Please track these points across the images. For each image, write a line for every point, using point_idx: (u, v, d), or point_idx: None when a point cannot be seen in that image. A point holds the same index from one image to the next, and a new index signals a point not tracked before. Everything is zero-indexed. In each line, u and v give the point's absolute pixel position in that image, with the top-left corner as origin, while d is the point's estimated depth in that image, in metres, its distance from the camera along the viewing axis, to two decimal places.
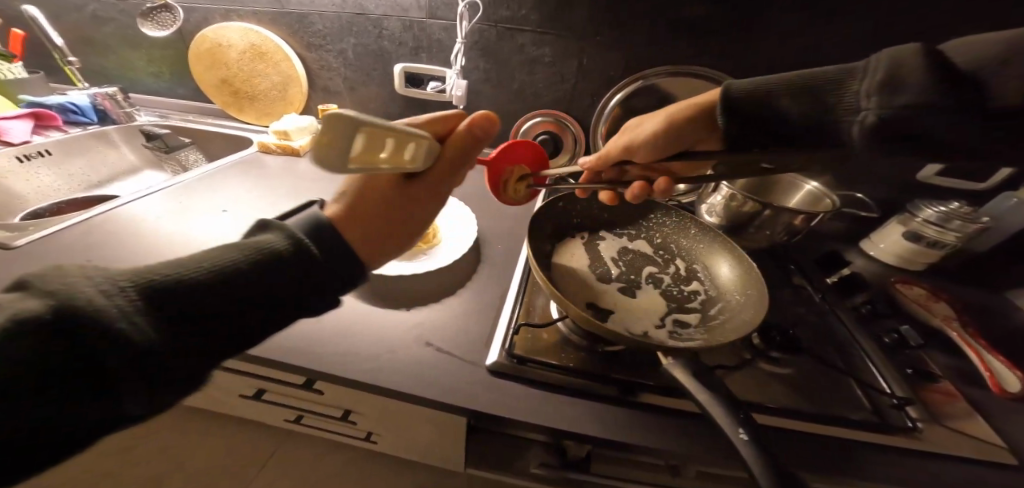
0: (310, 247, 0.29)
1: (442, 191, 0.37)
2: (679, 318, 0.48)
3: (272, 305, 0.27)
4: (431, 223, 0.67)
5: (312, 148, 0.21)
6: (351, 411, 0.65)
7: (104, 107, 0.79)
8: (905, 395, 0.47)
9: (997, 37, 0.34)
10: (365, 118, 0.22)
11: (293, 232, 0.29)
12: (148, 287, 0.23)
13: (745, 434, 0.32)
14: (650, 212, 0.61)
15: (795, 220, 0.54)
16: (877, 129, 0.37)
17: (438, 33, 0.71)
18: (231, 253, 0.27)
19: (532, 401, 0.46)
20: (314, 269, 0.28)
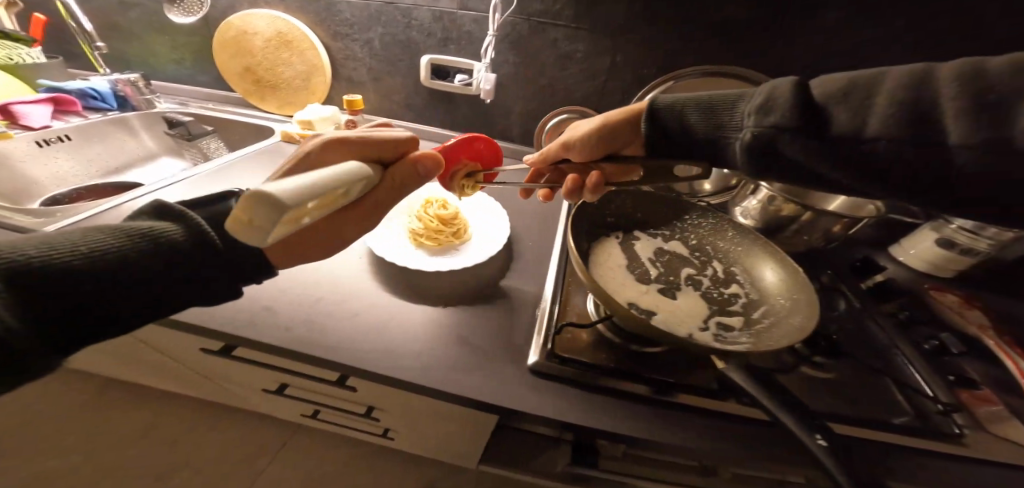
0: (207, 240, 0.36)
1: (374, 213, 0.45)
2: (721, 321, 0.48)
3: (148, 286, 0.33)
4: (462, 219, 0.66)
5: (233, 226, 0.20)
6: (375, 407, 0.64)
7: (125, 93, 0.79)
8: (950, 401, 0.47)
9: (844, 75, 0.38)
10: (292, 193, 0.21)
11: (188, 225, 0.35)
12: (18, 267, 0.27)
13: (821, 440, 0.35)
14: (685, 213, 0.61)
15: (835, 225, 0.53)
16: (751, 146, 0.41)
17: (468, 24, 0.69)
18: (122, 235, 0.33)
19: (576, 403, 0.46)
20: (198, 260, 0.35)
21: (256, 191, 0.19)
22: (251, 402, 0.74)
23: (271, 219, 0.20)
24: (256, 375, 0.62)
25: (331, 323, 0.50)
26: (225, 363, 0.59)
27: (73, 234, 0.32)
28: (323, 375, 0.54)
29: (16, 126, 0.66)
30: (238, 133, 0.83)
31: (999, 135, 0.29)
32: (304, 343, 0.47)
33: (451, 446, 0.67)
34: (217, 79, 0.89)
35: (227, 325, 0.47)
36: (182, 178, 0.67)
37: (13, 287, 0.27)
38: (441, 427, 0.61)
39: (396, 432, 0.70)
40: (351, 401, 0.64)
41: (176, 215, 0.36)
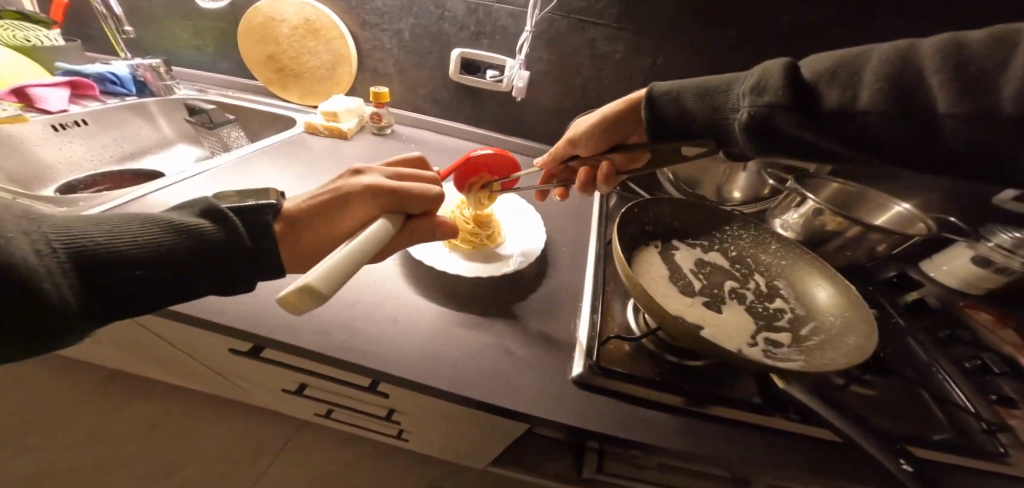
0: (242, 240, 0.33)
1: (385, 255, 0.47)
2: (769, 337, 0.47)
3: (186, 280, 0.32)
4: (496, 222, 0.65)
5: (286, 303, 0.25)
6: (395, 410, 0.59)
7: (145, 79, 0.79)
8: (992, 419, 0.49)
9: (828, 56, 0.39)
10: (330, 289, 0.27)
11: (229, 222, 0.33)
12: (79, 252, 0.28)
13: (907, 465, 0.37)
14: (725, 224, 0.59)
15: (879, 245, 0.53)
16: (749, 125, 0.40)
17: (504, 19, 0.67)
18: (169, 232, 0.31)
19: (623, 417, 0.44)
20: (234, 260, 0.33)
21: (303, 283, 0.26)
22: (262, 399, 0.70)
23: (311, 305, 0.26)
24: (272, 374, 0.58)
25: (368, 325, 0.49)
26: (246, 364, 0.56)
27: (133, 222, 0.31)
28: (353, 380, 0.53)
29: (32, 109, 0.67)
30: (257, 121, 0.82)
31: (986, 105, 0.30)
32: (340, 348, 0.45)
33: (473, 454, 0.64)
34: (240, 66, 0.88)
35: (261, 326, 0.46)
36: (205, 169, 0.69)
37: (73, 272, 0.27)
38: (469, 435, 0.58)
39: (412, 434, 0.65)
40: (372, 404, 0.59)
41: (220, 216, 0.33)
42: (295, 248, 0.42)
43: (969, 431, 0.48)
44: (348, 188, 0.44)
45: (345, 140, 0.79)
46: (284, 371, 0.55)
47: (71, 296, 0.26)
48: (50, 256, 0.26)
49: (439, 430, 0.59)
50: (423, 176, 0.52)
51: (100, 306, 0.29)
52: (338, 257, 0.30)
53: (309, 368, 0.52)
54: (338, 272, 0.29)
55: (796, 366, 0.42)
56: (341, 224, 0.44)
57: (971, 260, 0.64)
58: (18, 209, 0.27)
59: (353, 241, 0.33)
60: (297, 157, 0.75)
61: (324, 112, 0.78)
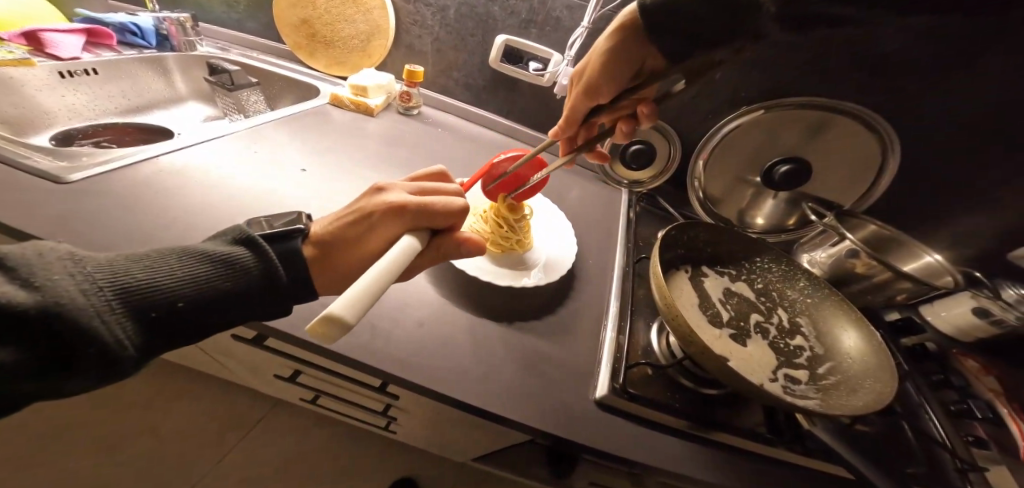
0: (277, 269, 0.32)
1: (409, 273, 0.44)
2: (789, 374, 0.49)
3: (230, 310, 0.31)
4: (525, 227, 0.63)
5: (315, 326, 0.23)
6: (393, 406, 0.58)
7: (168, 33, 0.74)
8: (968, 461, 0.54)
9: None
10: (355, 314, 0.25)
11: (263, 251, 0.32)
12: (123, 289, 0.27)
13: None
14: (756, 255, 0.61)
15: (898, 295, 0.57)
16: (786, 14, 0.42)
17: (558, 10, 0.64)
18: (205, 263, 0.30)
19: (643, 441, 0.46)
20: (275, 290, 0.32)
21: (326, 311, 0.24)
22: (251, 381, 0.68)
23: (337, 335, 0.24)
24: (270, 360, 0.55)
25: (397, 327, 0.48)
26: (251, 349, 0.54)
27: (171, 253, 0.30)
28: (366, 379, 0.52)
29: (41, 54, 0.62)
30: (277, 86, 0.78)
31: None
32: (366, 352, 0.44)
33: (465, 454, 0.65)
34: (266, 27, 0.82)
35: (285, 321, 0.44)
36: (209, 137, 0.63)
37: (121, 310, 0.26)
38: (468, 437, 0.58)
39: (401, 426, 0.65)
40: (371, 398, 0.58)
41: (253, 245, 0.32)
42: (325, 275, 0.38)
43: (945, 469, 0.53)
44: (373, 207, 0.41)
45: (371, 117, 0.75)
46: (287, 360, 0.53)
47: (128, 335, 0.26)
48: (95, 297, 0.26)
49: (438, 429, 0.59)
50: (447, 190, 0.48)
51: (153, 341, 0.28)
52: (370, 277, 0.27)
53: (318, 362, 0.51)
54: (367, 291, 0.26)
55: (813, 404, 0.44)
56: (366, 243, 0.39)
57: (970, 309, 0.65)
58: (58, 250, 0.27)
59: (382, 258, 0.30)
60: (318, 129, 0.71)
61: (352, 85, 0.73)
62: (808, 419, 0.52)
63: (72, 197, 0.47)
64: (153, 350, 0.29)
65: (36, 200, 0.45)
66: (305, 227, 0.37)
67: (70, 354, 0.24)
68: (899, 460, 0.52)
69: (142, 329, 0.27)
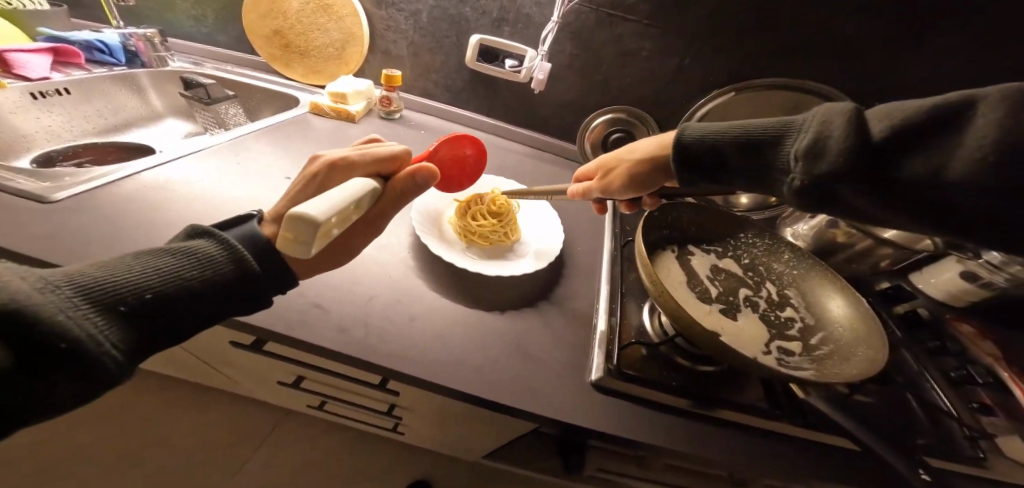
0: (250, 261, 0.30)
1: (377, 222, 0.41)
2: (782, 346, 0.48)
3: (209, 303, 0.28)
4: (513, 220, 0.64)
5: (283, 239, 0.25)
6: (398, 406, 0.57)
7: (137, 49, 0.75)
8: (976, 428, 0.53)
9: (903, 107, 0.32)
10: (326, 212, 0.26)
11: (227, 239, 0.30)
12: (85, 288, 0.24)
13: (926, 475, 0.44)
14: (741, 231, 0.61)
15: (883, 261, 0.57)
16: (797, 194, 0.36)
17: (529, 7, 0.65)
18: (169, 256, 0.28)
19: (644, 421, 0.45)
20: (253, 278, 0.30)
21: (291, 211, 0.24)
22: (254, 390, 0.67)
23: (307, 232, 0.24)
24: (272, 366, 0.55)
25: (390, 323, 0.48)
26: (252, 356, 0.53)
27: (129, 256, 0.28)
28: (364, 377, 0.51)
29: (9, 75, 0.62)
30: (257, 98, 0.79)
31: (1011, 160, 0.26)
32: (357, 348, 0.44)
33: (473, 451, 0.64)
34: (238, 39, 0.83)
35: (274, 322, 0.44)
36: (187, 152, 0.63)
37: (88, 309, 0.23)
38: (476, 432, 0.57)
39: (408, 427, 0.64)
40: (374, 398, 0.57)
41: (219, 238, 0.30)
42: None
43: (954, 436, 0.53)
44: (317, 171, 0.40)
45: (352, 123, 0.75)
46: (287, 365, 0.52)
47: (106, 334, 0.24)
48: (55, 294, 0.23)
49: (443, 427, 0.59)
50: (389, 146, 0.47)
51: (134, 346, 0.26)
52: (335, 196, 0.28)
53: (318, 363, 0.50)
54: (334, 207, 0.27)
55: (808, 375, 0.44)
56: None
57: (959, 274, 0.67)
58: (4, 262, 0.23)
59: (345, 188, 0.30)
60: (301, 137, 0.72)
61: (331, 93, 0.74)
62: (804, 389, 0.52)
63: (53, 216, 0.46)
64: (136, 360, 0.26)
65: (18, 219, 0.45)
66: (259, 215, 0.35)
67: (48, 366, 0.21)
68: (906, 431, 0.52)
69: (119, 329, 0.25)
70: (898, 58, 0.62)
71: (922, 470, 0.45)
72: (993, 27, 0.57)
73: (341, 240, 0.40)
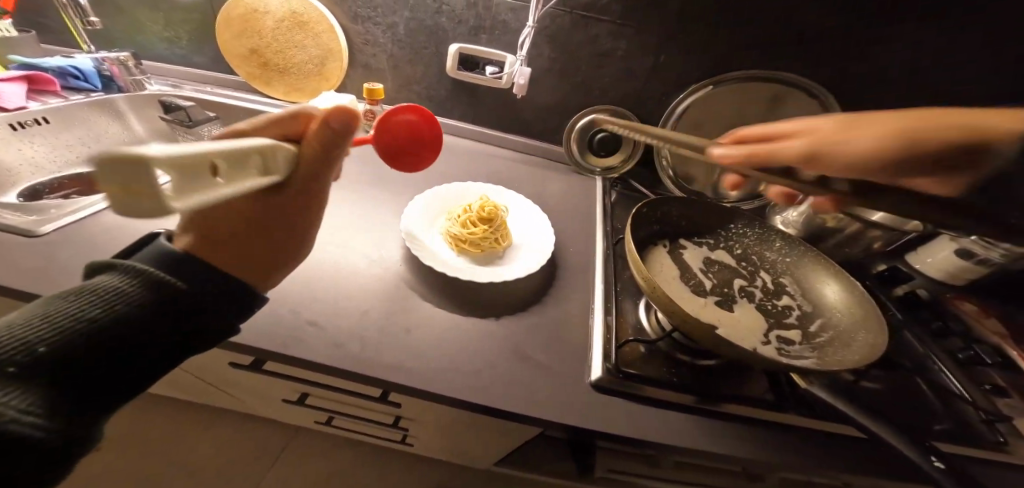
0: (170, 280, 0.29)
1: (315, 193, 0.35)
2: (781, 335, 0.47)
3: (137, 335, 0.27)
4: (503, 224, 0.63)
5: (108, 196, 0.14)
6: (403, 417, 0.56)
7: (112, 74, 0.75)
8: (991, 410, 0.52)
9: None
10: (172, 149, 0.15)
11: (135, 265, 0.28)
12: None
13: (938, 462, 0.40)
14: (731, 221, 0.60)
15: (876, 243, 0.57)
16: None
17: (504, 14, 0.66)
18: (70, 298, 0.26)
19: (650, 421, 0.44)
20: (178, 299, 0.29)
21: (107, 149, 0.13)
22: (258, 410, 0.66)
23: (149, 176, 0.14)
24: (272, 385, 0.54)
25: (382, 335, 0.47)
26: (251, 376, 0.53)
27: (23, 310, 0.25)
28: (364, 390, 0.50)
29: None
30: (240, 118, 0.79)
31: None
32: (350, 362, 0.43)
33: (482, 458, 0.63)
34: (215, 60, 0.84)
35: (263, 341, 0.43)
36: None
37: None
38: (482, 440, 0.56)
39: (416, 438, 0.63)
40: (378, 411, 0.56)
41: (125, 267, 0.28)
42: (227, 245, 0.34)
43: (969, 420, 0.51)
44: None
45: None
46: (286, 382, 0.51)
47: (7, 399, 0.21)
48: None
49: (450, 436, 0.58)
50: None
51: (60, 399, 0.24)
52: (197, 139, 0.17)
53: (316, 379, 0.49)
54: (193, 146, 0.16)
55: (810, 363, 0.43)
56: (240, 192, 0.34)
57: (954, 253, 0.65)
58: None
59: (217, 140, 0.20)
60: None
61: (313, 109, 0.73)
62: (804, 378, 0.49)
63: (34, 249, 0.46)
64: (69, 416, 0.24)
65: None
66: (164, 234, 0.33)
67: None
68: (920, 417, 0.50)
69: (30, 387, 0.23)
70: (876, 42, 0.62)
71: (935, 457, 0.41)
72: (992, 26, 0.59)
73: (289, 218, 0.36)
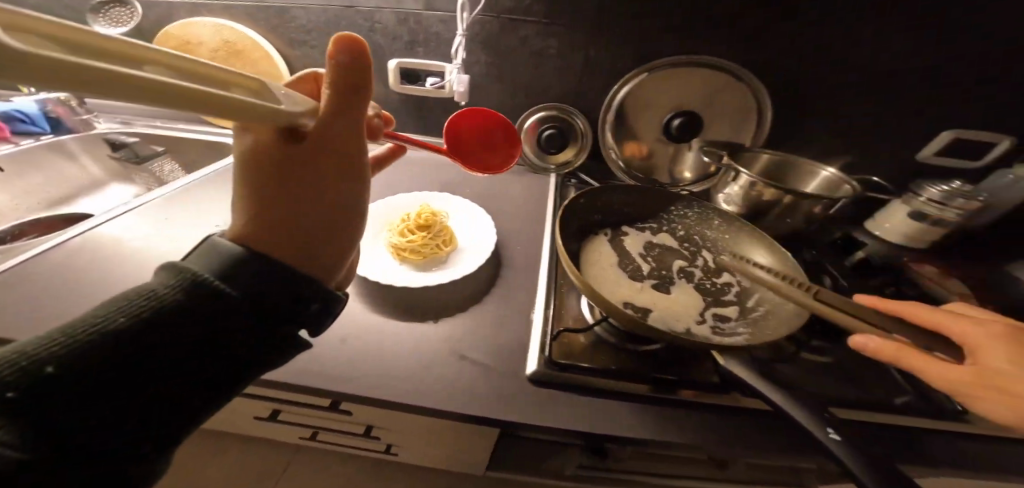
0: (210, 280, 0.25)
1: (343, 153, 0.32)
2: (717, 312, 0.47)
3: (179, 342, 0.24)
4: (447, 228, 0.63)
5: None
6: (373, 426, 0.57)
7: (59, 114, 0.76)
8: None
9: None
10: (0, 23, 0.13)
11: (183, 267, 0.26)
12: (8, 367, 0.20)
13: (835, 434, 0.32)
14: (672, 204, 0.60)
15: (815, 208, 0.55)
16: None
17: (436, 26, 0.68)
18: (117, 301, 0.24)
19: (587, 411, 0.44)
20: (220, 301, 0.25)
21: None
22: (239, 429, 0.67)
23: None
24: (245, 403, 0.57)
25: (316, 347, 0.48)
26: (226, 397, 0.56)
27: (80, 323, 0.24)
28: (315, 402, 0.51)
29: None
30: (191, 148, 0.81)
31: None
32: (286, 374, 0.44)
33: (460, 462, 0.63)
34: None
35: None
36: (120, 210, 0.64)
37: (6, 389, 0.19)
38: (453, 444, 0.56)
39: (400, 447, 0.63)
40: (348, 422, 0.57)
41: (176, 272, 0.26)
42: (260, 229, 0.30)
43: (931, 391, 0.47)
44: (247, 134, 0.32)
45: None
46: (257, 400, 0.55)
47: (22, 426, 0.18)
48: None
49: (424, 442, 0.58)
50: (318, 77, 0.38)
51: (51, 412, 0.19)
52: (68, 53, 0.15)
53: (273, 395, 0.51)
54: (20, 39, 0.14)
55: (740, 339, 0.42)
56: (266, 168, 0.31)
57: (908, 215, 0.65)
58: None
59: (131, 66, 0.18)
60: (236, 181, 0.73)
61: None
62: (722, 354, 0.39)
63: None
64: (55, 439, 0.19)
65: None
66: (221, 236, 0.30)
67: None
68: (883, 389, 0.46)
69: (14, 399, 0.19)
70: (811, 23, 0.63)
71: (836, 427, 0.33)
72: (992, 26, 0.60)
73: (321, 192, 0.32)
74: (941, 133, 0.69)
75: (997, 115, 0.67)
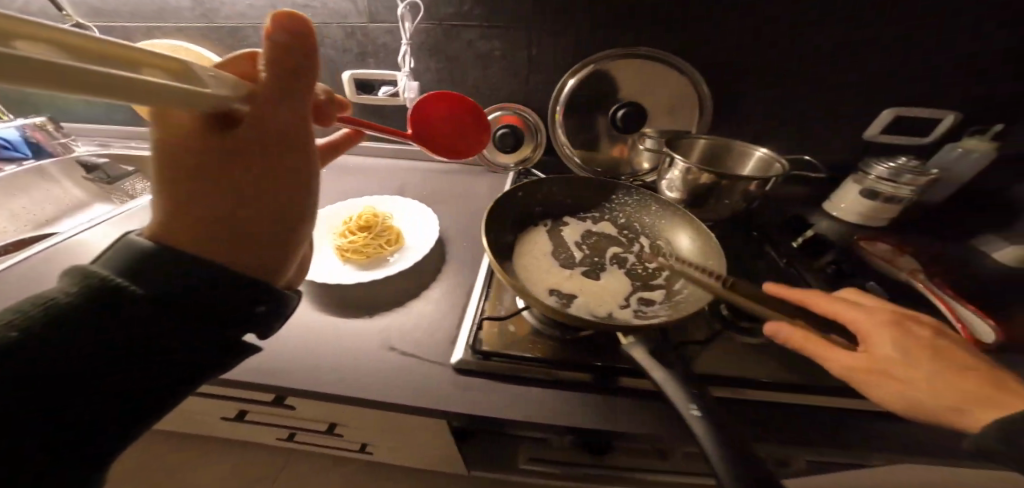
0: (127, 286, 0.24)
1: (293, 145, 0.29)
2: (643, 296, 0.48)
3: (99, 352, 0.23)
4: (394, 228, 0.65)
5: None
6: (336, 424, 0.58)
7: (37, 139, 0.83)
8: None
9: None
10: None
11: (91, 272, 0.24)
12: None
13: (696, 409, 0.31)
14: (613, 193, 0.61)
15: (750, 186, 0.55)
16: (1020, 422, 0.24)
17: (382, 37, 0.71)
18: (6, 314, 0.22)
19: (510, 398, 0.44)
20: (142, 308, 0.24)
21: None
22: (217, 430, 0.70)
23: None
24: (212, 404, 0.60)
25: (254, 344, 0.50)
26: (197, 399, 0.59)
27: None
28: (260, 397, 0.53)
29: None
30: None
31: None
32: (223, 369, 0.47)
33: (425, 458, 0.65)
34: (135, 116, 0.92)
35: None
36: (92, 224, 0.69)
37: None
38: (413, 440, 0.58)
39: (377, 447, 0.66)
40: (313, 420, 0.59)
41: (82, 277, 0.24)
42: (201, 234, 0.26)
43: None
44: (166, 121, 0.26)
45: None
46: (222, 401, 0.57)
47: None
48: None
49: (387, 438, 0.60)
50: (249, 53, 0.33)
51: None
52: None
53: (231, 393, 0.54)
54: None
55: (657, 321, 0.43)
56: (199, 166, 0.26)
57: (861, 193, 0.65)
58: None
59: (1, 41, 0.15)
60: None
61: None
62: (624, 334, 0.39)
63: None
64: None
65: None
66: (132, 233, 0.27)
67: None
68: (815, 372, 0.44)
69: None
70: (811, 24, 0.62)
71: (700, 404, 0.32)
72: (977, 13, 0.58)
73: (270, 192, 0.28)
74: (882, 111, 0.69)
75: (949, 89, 0.65)
